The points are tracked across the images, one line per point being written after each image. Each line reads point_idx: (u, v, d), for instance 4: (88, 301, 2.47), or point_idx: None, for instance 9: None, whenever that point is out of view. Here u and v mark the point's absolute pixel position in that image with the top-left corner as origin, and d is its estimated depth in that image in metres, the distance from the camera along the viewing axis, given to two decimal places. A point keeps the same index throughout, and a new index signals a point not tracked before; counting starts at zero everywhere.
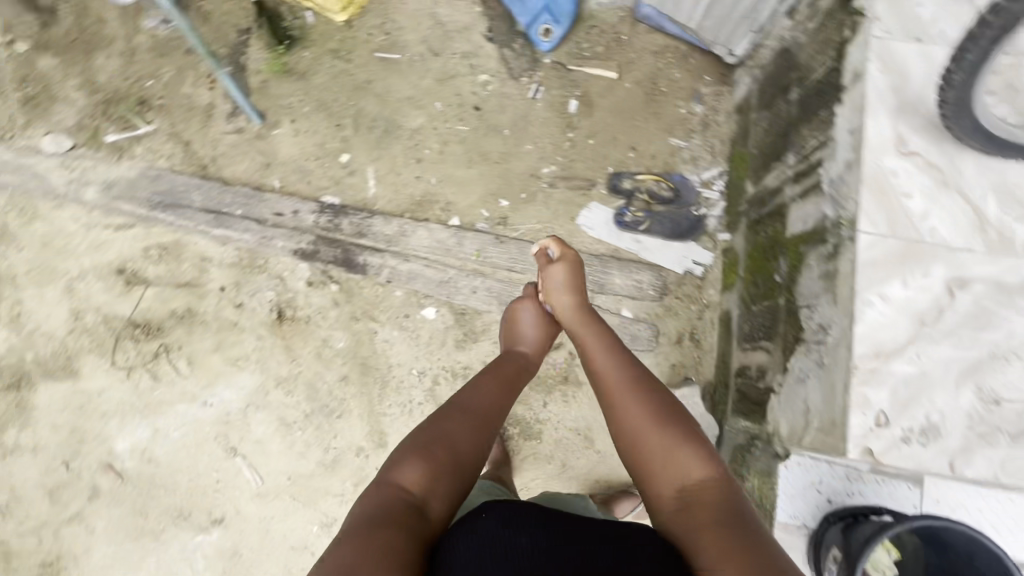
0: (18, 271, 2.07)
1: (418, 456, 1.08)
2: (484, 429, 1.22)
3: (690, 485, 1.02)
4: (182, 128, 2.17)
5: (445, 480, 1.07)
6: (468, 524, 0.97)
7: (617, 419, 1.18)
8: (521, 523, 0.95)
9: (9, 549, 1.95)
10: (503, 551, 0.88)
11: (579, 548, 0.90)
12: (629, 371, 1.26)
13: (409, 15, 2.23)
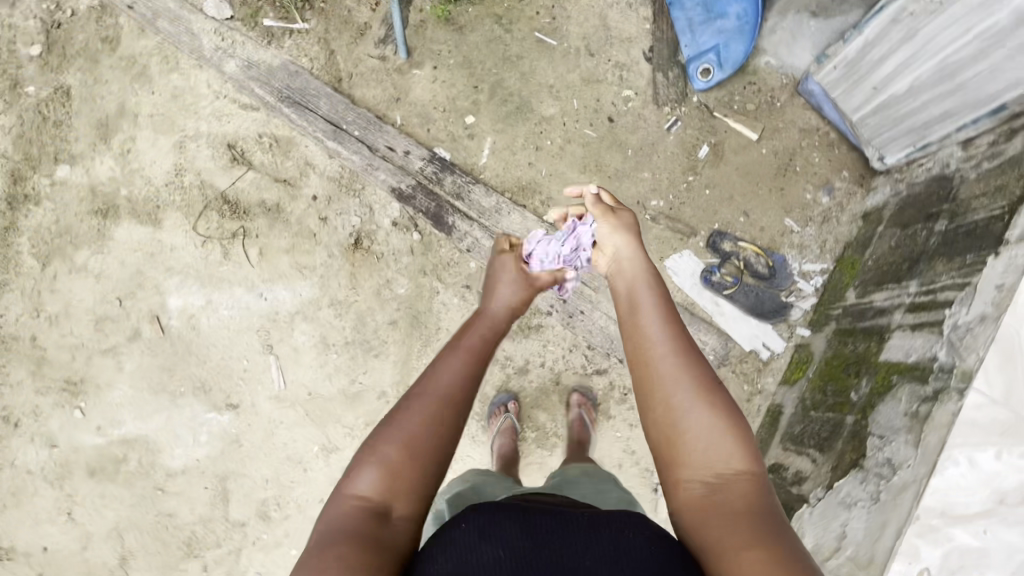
0: (141, 112, 2.17)
1: (372, 457, 0.95)
2: (459, 404, 1.04)
3: (717, 476, 0.92)
4: (333, 37, 2.22)
5: (418, 476, 0.94)
6: (442, 534, 0.87)
7: (654, 384, 1.04)
8: (495, 528, 0.84)
9: (42, 356, 2.03)
10: (473, 564, 0.79)
11: (564, 554, 0.80)
12: (680, 332, 1.10)
13: (579, 8, 2.22)
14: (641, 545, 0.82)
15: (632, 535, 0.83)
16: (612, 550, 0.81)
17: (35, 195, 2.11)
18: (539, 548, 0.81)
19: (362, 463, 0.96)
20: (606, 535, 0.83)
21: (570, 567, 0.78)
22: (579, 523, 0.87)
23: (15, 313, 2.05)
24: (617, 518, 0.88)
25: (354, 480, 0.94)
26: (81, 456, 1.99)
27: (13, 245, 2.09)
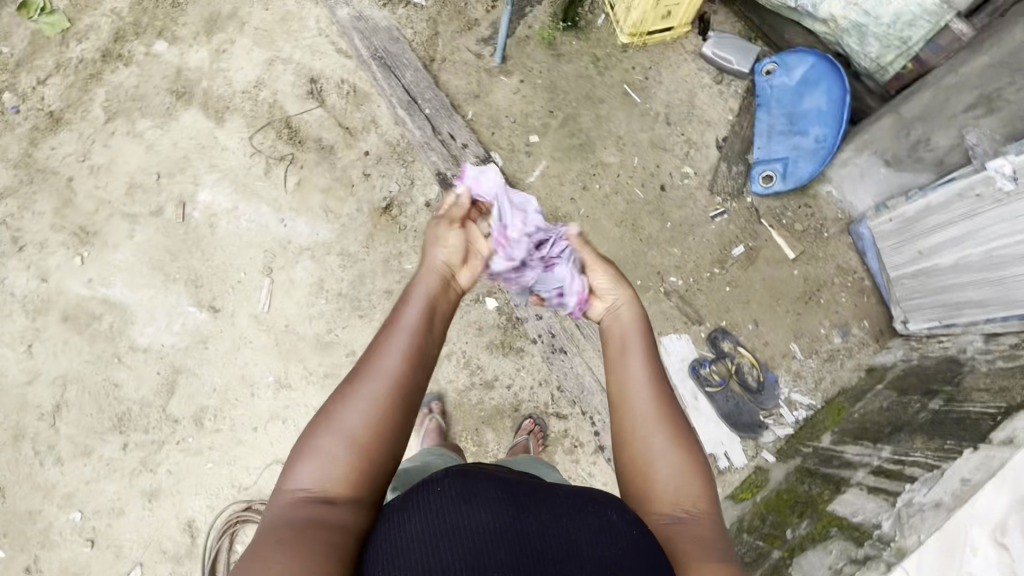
0: (249, 22, 2.32)
1: (314, 449, 0.92)
2: (411, 391, 1.01)
3: (680, 509, 0.98)
4: (442, 21, 2.36)
5: (368, 462, 0.93)
6: (419, 492, 0.87)
7: (630, 422, 1.08)
8: (477, 492, 0.84)
9: (70, 198, 2.11)
10: (457, 527, 0.80)
11: (552, 525, 0.83)
12: (657, 369, 1.15)
13: (672, 79, 2.32)
14: (624, 525, 0.87)
15: (615, 516, 0.88)
16: (598, 526, 0.85)
17: (128, 57, 2.26)
18: (523, 516, 0.83)
19: (304, 453, 0.93)
20: (592, 513, 0.87)
21: (558, 536, 0.81)
22: (562, 496, 0.89)
23: (65, 150, 2.16)
24: (599, 496, 0.92)
25: (294, 474, 0.91)
26: (62, 299, 2.01)
27: (91, 92, 2.22)
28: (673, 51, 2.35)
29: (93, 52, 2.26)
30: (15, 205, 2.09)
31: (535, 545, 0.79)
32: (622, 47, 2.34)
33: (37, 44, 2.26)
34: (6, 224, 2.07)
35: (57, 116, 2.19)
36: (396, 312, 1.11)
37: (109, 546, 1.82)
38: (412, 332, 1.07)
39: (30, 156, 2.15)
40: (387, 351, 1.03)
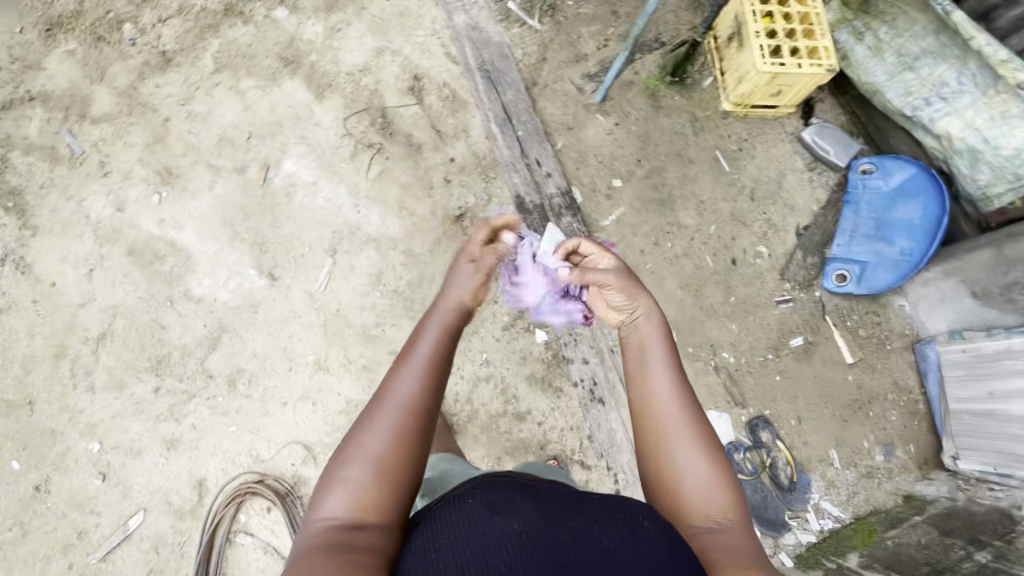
0: (369, 8, 2.36)
1: (338, 480, 1.00)
2: (425, 419, 1.09)
3: (709, 517, 1.04)
4: (553, 48, 2.38)
5: (391, 490, 1.01)
6: (455, 507, 0.94)
7: (655, 437, 1.14)
8: (507, 507, 0.91)
9: (162, 137, 2.15)
10: (490, 538, 0.85)
11: (581, 530, 0.87)
12: (682, 383, 1.19)
13: (766, 155, 2.30)
14: (654, 528, 0.90)
15: (644, 523, 0.92)
16: (627, 531, 0.89)
17: (247, 16, 2.31)
18: (553, 524, 0.88)
19: (330, 482, 1.01)
20: (620, 519, 0.91)
21: (587, 539, 0.85)
22: (592, 505, 0.95)
23: (168, 91, 2.21)
24: (625, 504, 0.96)
25: (323, 504, 0.98)
26: (132, 233, 2.04)
27: (206, 41, 2.28)
28: (772, 127, 2.32)
29: (216, 3, 2.32)
30: (110, 132, 2.15)
31: (565, 548, 0.84)
32: (721, 113, 2.32)
33: None
34: (97, 149, 2.13)
35: (168, 57, 2.25)
36: (408, 348, 1.19)
37: (120, 484, 1.83)
38: (424, 365, 1.15)
39: (135, 88, 2.20)
40: (401, 383, 1.11)
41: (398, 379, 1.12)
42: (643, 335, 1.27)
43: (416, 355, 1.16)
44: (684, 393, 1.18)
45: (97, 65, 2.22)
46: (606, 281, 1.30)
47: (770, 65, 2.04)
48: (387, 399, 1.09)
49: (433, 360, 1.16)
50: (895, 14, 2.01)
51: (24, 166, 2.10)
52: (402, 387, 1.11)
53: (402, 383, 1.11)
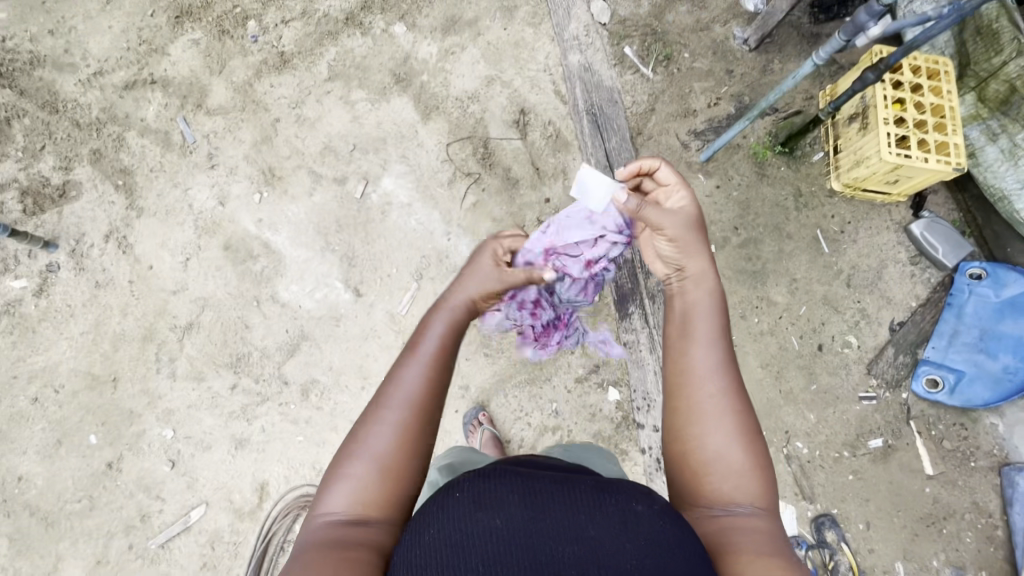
0: (485, 34, 2.36)
1: (341, 476, 0.98)
2: (431, 412, 1.07)
3: (736, 504, 0.98)
4: (663, 99, 2.34)
5: (393, 485, 0.99)
6: (439, 500, 0.85)
7: (683, 412, 1.08)
8: (493, 498, 0.81)
9: (270, 137, 2.20)
10: (471, 538, 0.77)
11: (568, 522, 0.77)
12: (723, 361, 1.11)
13: (868, 240, 2.22)
14: (650, 517, 0.80)
15: (639, 508, 0.81)
16: (620, 519, 0.79)
17: (366, 28, 2.34)
18: (539, 516, 0.78)
19: (332, 477, 0.99)
20: (613, 505, 0.80)
21: (574, 532, 0.76)
22: (583, 492, 0.82)
23: (282, 92, 2.25)
24: (618, 484, 0.85)
25: (326, 499, 0.96)
26: (230, 228, 2.09)
27: (324, 47, 2.32)
28: (878, 213, 2.24)
29: (338, 11, 2.35)
30: (222, 125, 2.20)
31: (549, 545, 0.74)
32: (827, 191, 2.25)
33: None
34: (208, 140, 2.18)
35: (286, 58, 2.30)
36: (413, 340, 1.16)
37: (186, 474, 1.87)
38: (430, 359, 1.12)
39: (251, 86, 2.25)
40: (407, 376, 1.09)
41: (404, 369, 1.10)
42: (691, 300, 1.21)
43: (423, 347, 1.14)
44: (724, 371, 1.10)
45: (218, 57, 2.28)
46: (663, 224, 1.27)
47: (894, 153, 1.96)
48: (391, 393, 1.07)
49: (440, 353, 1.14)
50: None
51: (137, 147, 2.16)
52: (409, 380, 1.08)
53: (409, 373, 1.09)
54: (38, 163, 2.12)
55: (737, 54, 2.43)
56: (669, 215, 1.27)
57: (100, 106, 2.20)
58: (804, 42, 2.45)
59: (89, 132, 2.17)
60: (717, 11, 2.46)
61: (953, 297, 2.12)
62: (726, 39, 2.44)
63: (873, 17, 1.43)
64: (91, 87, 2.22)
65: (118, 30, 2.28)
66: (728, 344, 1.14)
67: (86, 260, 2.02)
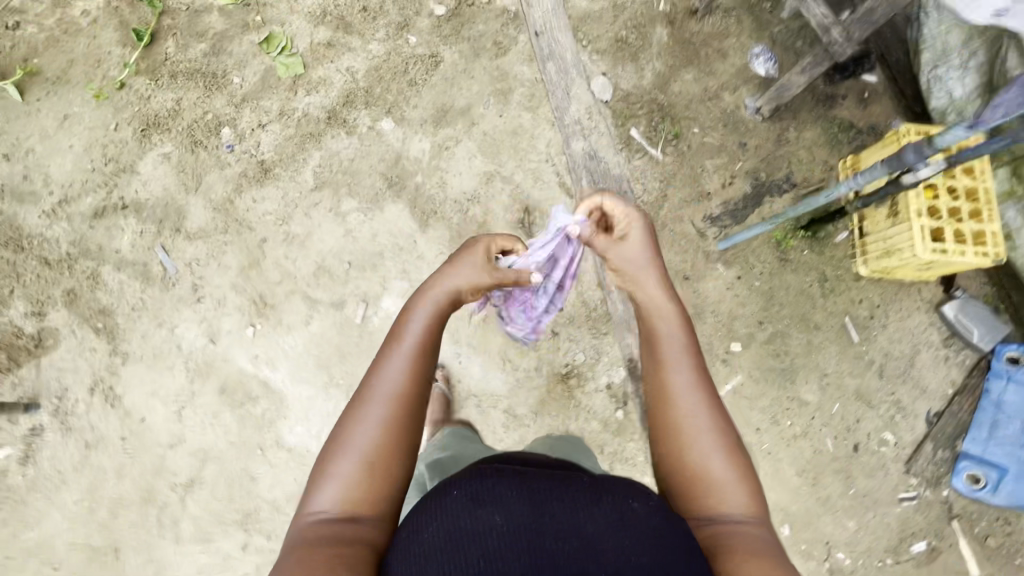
0: (480, 123, 2.19)
1: (329, 472, 1.00)
2: (412, 407, 1.07)
3: (731, 513, 0.97)
4: (675, 184, 2.19)
5: (380, 479, 1.00)
6: (437, 499, 0.87)
7: (667, 429, 1.07)
8: (492, 494, 0.84)
9: (258, 260, 2.04)
10: (470, 532, 0.80)
11: (565, 523, 0.80)
12: (699, 373, 1.11)
13: (899, 325, 2.10)
14: (646, 512, 0.85)
15: (636, 505, 0.85)
16: (619, 516, 0.82)
17: (351, 126, 2.16)
18: (537, 513, 0.81)
19: (321, 475, 1.00)
20: (610, 502, 0.85)
21: (569, 529, 0.79)
22: (577, 492, 0.87)
23: (266, 207, 2.08)
24: (614, 484, 0.90)
25: (312, 498, 0.98)
26: (225, 367, 1.96)
27: (307, 152, 2.13)
28: (909, 294, 2.11)
29: (318, 109, 2.17)
30: (204, 251, 2.04)
31: (547, 543, 0.77)
32: (855, 274, 2.12)
33: (267, 82, 2.18)
34: (191, 269, 2.02)
35: (267, 167, 2.11)
36: (395, 333, 1.16)
37: None
38: (415, 349, 1.12)
39: (231, 203, 2.08)
40: (390, 369, 1.09)
41: (389, 361, 1.11)
42: (654, 314, 1.20)
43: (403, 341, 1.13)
44: (699, 383, 1.10)
45: (192, 173, 2.09)
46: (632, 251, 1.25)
47: (930, 249, 1.83)
48: (373, 389, 1.07)
49: (422, 350, 1.13)
50: None
51: (115, 284, 2.00)
52: (391, 373, 1.09)
53: (393, 365, 1.10)
54: (8, 311, 1.97)
55: (750, 123, 2.25)
56: (631, 254, 1.26)
57: (69, 240, 2.03)
58: (820, 103, 2.26)
59: (60, 271, 2.00)
60: (725, 76, 2.28)
61: (993, 386, 2.03)
62: (739, 108, 2.26)
63: (921, 159, 1.29)
64: (57, 218, 2.04)
65: (79, 149, 2.09)
66: (697, 351, 1.15)
67: (72, 418, 1.90)
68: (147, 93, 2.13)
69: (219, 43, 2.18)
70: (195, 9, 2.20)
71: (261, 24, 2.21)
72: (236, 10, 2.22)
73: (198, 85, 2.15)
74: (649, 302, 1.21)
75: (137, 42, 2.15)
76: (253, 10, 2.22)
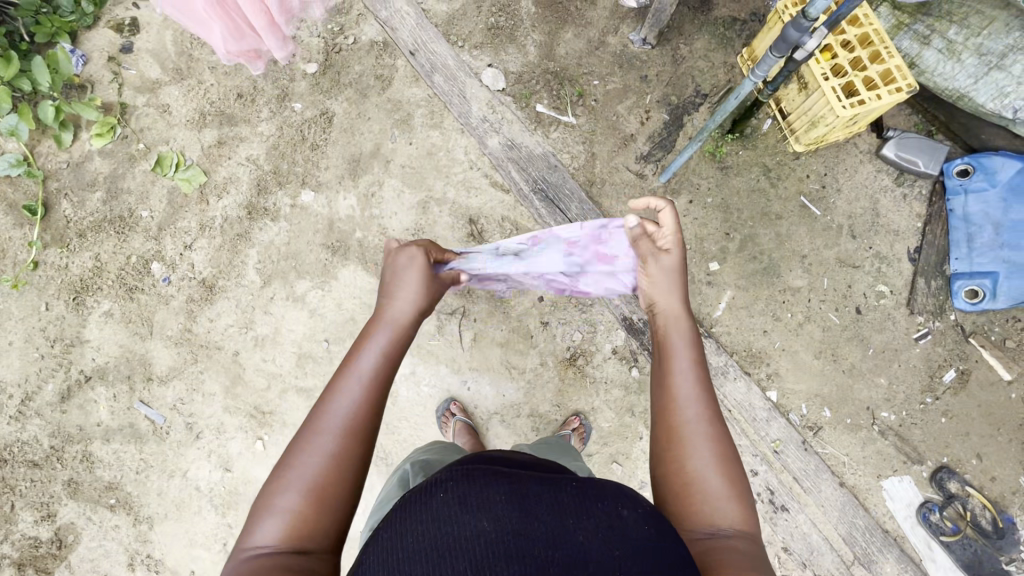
0: (394, 158, 2.17)
1: (271, 502, 0.89)
2: (364, 440, 0.96)
3: (718, 526, 0.93)
4: (597, 139, 2.20)
5: (326, 506, 0.90)
6: (423, 499, 0.83)
7: (670, 435, 1.03)
8: (480, 498, 0.80)
9: (239, 374, 2.01)
10: (459, 538, 0.75)
11: (557, 527, 0.76)
12: (704, 384, 1.07)
13: (852, 183, 2.14)
14: (636, 520, 0.81)
15: (626, 513, 0.81)
16: (608, 525, 0.79)
17: (274, 211, 2.12)
18: (525, 517, 0.77)
19: (259, 511, 0.89)
20: (599, 511, 0.81)
21: (560, 538, 0.75)
22: (569, 494, 0.83)
23: (225, 322, 2.04)
24: (606, 489, 0.86)
25: (252, 532, 0.86)
26: (251, 489, 1.93)
27: (242, 253, 2.09)
28: (847, 152, 2.16)
29: (236, 208, 2.13)
30: (184, 388, 2.00)
31: (541, 549, 0.73)
32: (792, 154, 2.16)
33: (175, 204, 2.13)
34: (178, 410, 1.98)
35: (210, 284, 2.07)
36: (352, 356, 1.05)
37: None
38: (366, 380, 1.01)
39: (189, 331, 2.04)
40: (340, 398, 0.98)
41: (342, 385, 1.00)
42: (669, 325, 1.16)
43: (361, 365, 1.03)
44: (701, 396, 1.05)
45: (140, 319, 2.04)
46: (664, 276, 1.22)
47: (848, 105, 1.83)
48: (324, 419, 0.96)
49: (379, 375, 1.02)
50: (965, 14, 1.82)
51: (110, 455, 1.95)
52: (344, 401, 0.98)
53: (347, 389, 0.99)
54: (16, 525, 1.92)
55: (642, 55, 2.27)
56: (661, 274, 1.22)
57: (47, 433, 1.97)
58: (698, 11, 2.28)
59: (51, 466, 1.95)
60: (602, 22, 2.29)
61: (956, 204, 2.10)
62: (626, 45, 2.27)
63: (803, 31, 1.33)
64: (25, 419, 1.98)
65: (20, 342, 2.03)
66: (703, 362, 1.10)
67: None
68: (63, 262, 2.08)
69: (113, 185, 2.13)
70: (76, 163, 2.15)
71: (147, 151, 2.16)
72: (117, 147, 2.17)
73: (110, 234, 2.10)
74: (664, 312, 1.18)
75: (33, 217, 2.09)
76: (133, 140, 2.17)
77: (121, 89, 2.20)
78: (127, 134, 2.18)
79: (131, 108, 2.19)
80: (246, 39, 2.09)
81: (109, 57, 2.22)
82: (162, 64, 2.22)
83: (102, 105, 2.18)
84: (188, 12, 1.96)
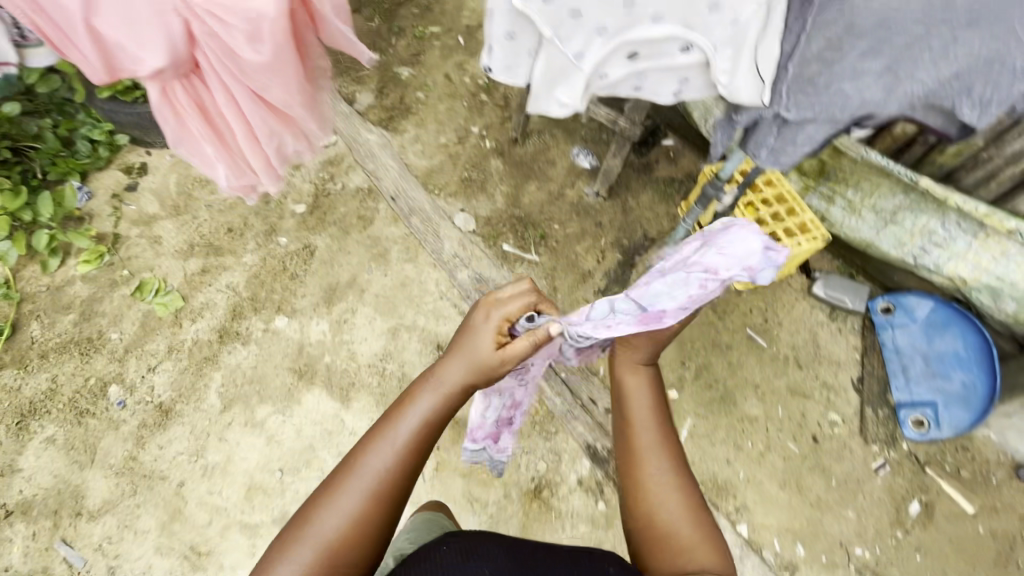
0: (369, 288, 2.31)
1: (293, 544, 0.96)
2: (392, 499, 1.02)
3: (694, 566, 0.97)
4: (558, 276, 2.42)
5: (345, 560, 0.96)
6: (436, 556, 1.03)
7: (634, 488, 1.06)
8: (483, 554, 1.02)
9: (181, 508, 1.89)
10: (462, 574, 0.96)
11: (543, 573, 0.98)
12: (664, 431, 1.11)
13: (790, 318, 2.34)
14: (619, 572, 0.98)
15: (611, 568, 0.99)
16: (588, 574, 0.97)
17: (245, 335, 2.18)
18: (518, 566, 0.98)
19: (279, 554, 0.95)
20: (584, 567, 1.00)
21: None
22: (559, 559, 1.04)
23: (175, 449, 1.96)
24: (596, 557, 1.05)
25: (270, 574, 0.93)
26: None
27: (205, 376, 2.09)
28: (782, 289, 2.40)
29: (208, 332, 2.17)
30: (116, 523, 1.86)
31: None
32: (734, 290, 2.37)
33: (147, 327, 2.17)
34: (104, 551, 1.83)
35: (166, 408, 2.03)
36: (392, 414, 1.08)
37: None
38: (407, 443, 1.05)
39: (134, 459, 1.94)
40: (375, 457, 1.03)
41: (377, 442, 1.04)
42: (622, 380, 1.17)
43: (398, 431, 1.05)
44: (661, 444, 1.09)
45: (84, 446, 1.95)
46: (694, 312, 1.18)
47: None
48: (356, 474, 1.02)
49: (416, 442, 1.06)
50: (857, 180, 2.15)
51: None
52: (377, 462, 1.03)
53: (382, 449, 1.03)
54: None
55: (595, 205, 2.60)
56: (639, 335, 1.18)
57: None
58: (641, 173, 2.68)
59: None
60: (560, 178, 2.66)
61: (886, 337, 2.28)
62: (581, 197, 2.61)
63: None
64: None
65: None
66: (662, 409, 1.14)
67: None
68: (15, 384, 2.04)
69: (88, 308, 2.19)
70: (57, 287, 2.23)
71: (130, 276, 2.26)
72: (101, 273, 2.27)
73: (73, 355, 2.09)
74: (622, 369, 1.17)
75: None
76: (119, 267, 2.28)
77: (117, 221, 2.38)
78: (113, 261, 2.29)
79: (124, 238, 2.35)
80: (244, 176, 1.92)
81: (113, 193, 2.43)
82: (162, 201, 2.43)
83: (96, 235, 2.33)
84: (193, 153, 1.79)
